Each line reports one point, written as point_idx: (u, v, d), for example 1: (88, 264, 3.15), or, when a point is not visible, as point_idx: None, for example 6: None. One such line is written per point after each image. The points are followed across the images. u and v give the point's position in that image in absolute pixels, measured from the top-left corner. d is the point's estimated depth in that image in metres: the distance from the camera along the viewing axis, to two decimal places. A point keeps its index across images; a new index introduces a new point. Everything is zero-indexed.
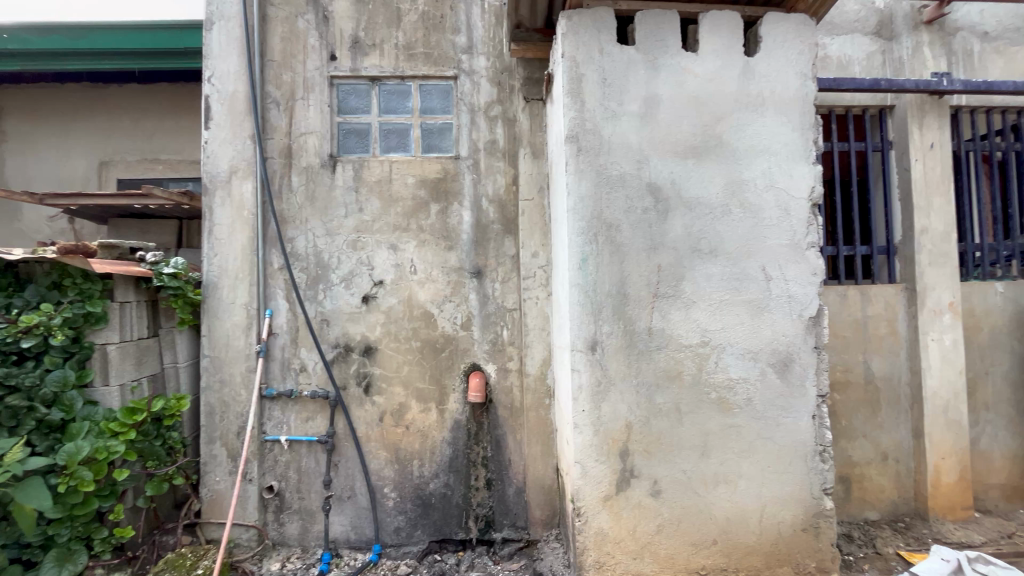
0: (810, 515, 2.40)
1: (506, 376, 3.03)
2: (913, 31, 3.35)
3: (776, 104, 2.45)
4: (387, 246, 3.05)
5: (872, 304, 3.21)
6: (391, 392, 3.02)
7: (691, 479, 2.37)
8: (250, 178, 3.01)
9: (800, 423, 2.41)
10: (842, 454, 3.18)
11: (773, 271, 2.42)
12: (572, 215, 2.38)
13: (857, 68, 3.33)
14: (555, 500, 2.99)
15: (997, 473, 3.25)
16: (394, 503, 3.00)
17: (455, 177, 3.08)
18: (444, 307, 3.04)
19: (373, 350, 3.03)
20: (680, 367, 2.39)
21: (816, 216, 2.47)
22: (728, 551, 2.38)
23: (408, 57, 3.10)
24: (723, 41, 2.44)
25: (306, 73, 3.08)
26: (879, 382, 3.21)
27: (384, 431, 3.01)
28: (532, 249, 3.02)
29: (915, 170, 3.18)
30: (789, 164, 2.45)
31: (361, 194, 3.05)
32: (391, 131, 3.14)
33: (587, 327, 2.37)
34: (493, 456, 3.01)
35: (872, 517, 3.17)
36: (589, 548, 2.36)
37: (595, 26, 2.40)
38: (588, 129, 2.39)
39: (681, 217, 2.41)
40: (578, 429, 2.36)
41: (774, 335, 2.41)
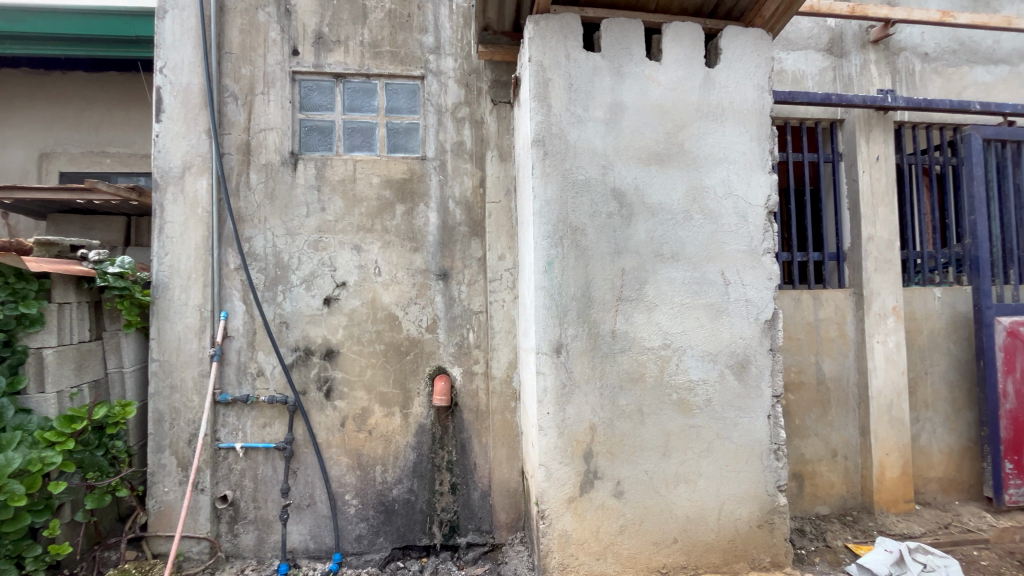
0: (766, 512, 2.49)
1: (472, 379, 3.01)
2: (861, 50, 3.56)
3: (735, 115, 2.53)
4: (351, 247, 2.98)
5: (823, 308, 3.36)
6: (354, 397, 2.95)
7: (653, 480, 2.41)
8: (205, 174, 2.89)
9: (756, 423, 2.49)
10: (795, 452, 3.31)
11: (731, 276, 2.50)
12: (538, 218, 2.39)
13: (811, 82, 3.48)
14: (521, 503, 2.98)
15: (935, 468, 3.46)
16: (356, 510, 2.93)
17: (421, 178, 3.04)
18: (409, 310, 3.00)
19: (335, 353, 2.95)
20: (642, 369, 2.43)
21: (772, 223, 2.57)
22: (688, 549, 2.43)
23: (374, 55, 3.05)
24: (686, 51, 2.51)
25: (267, 67, 2.98)
26: (830, 383, 3.36)
27: (346, 436, 2.93)
28: (499, 252, 3.01)
29: (862, 182, 3.35)
30: (747, 172, 2.54)
31: (324, 194, 2.98)
32: (356, 130, 3.07)
33: (552, 329, 2.38)
34: (458, 460, 2.98)
35: (822, 512, 3.31)
36: (552, 550, 2.37)
37: (562, 32, 2.42)
38: (554, 134, 2.40)
39: (645, 222, 2.46)
40: (543, 432, 2.36)
41: (731, 338, 2.49)
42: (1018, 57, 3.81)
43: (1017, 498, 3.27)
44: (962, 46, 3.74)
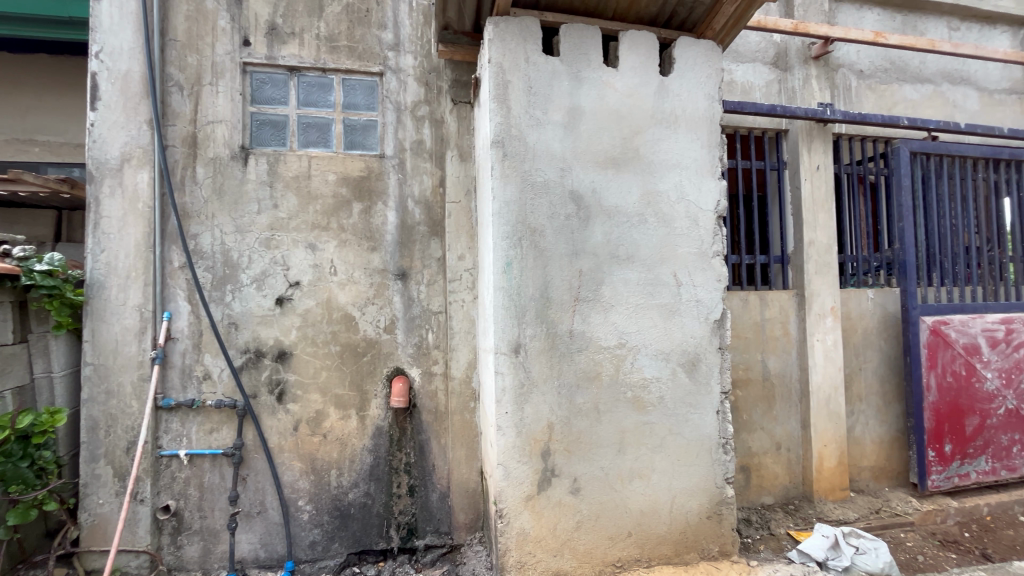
0: (714, 503, 2.60)
1: (431, 380, 2.99)
2: (803, 65, 3.77)
3: (687, 122, 2.63)
4: (305, 245, 2.89)
5: (769, 308, 3.54)
6: (308, 400, 2.86)
7: (608, 476, 2.47)
8: (147, 167, 2.74)
9: (706, 419, 2.60)
10: (743, 445, 3.47)
11: (683, 277, 2.59)
12: (497, 219, 2.40)
13: (758, 94, 3.67)
14: (479, 503, 2.98)
15: (868, 457, 3.70)
16: (309, 516, 2.84)
17: (380, 176, 2.99)
18: (366, 310, 2.94)
19: (287, 355, 2.86)
20: (599, 368, 2.48)
21: (721, 228, 2.69)
22: (642, 542, 2.51)
23: (331, 49, 2.98)
24: (641, 59, 2.58)
25: (215, 57, 2.85)
26: (775, 379, 3.54)
27: (300, 441, 2.85)
28: (459, 252, 3.01)
29: (804, 189, 3.55)
30: (698, 179, 2.64)
31: (277, 190, 2.88)
32: (311, 125, 2.98)
33: (511, 329, 2.40)
34: (416, 461, 2.95)
35: (767, 502, 3.48)
36: (510, 549, 2.38)
37: (521, 35, 2.44)
38: (513, 135, 2.42)
39: (601, 224, 2.52)
40: (501, 431, 2.38)
41: (683, 337, 2.59)
42: (941, 77, 4.14)
43: (938, 483, 3.55)
44: (893, 65, 4.03)
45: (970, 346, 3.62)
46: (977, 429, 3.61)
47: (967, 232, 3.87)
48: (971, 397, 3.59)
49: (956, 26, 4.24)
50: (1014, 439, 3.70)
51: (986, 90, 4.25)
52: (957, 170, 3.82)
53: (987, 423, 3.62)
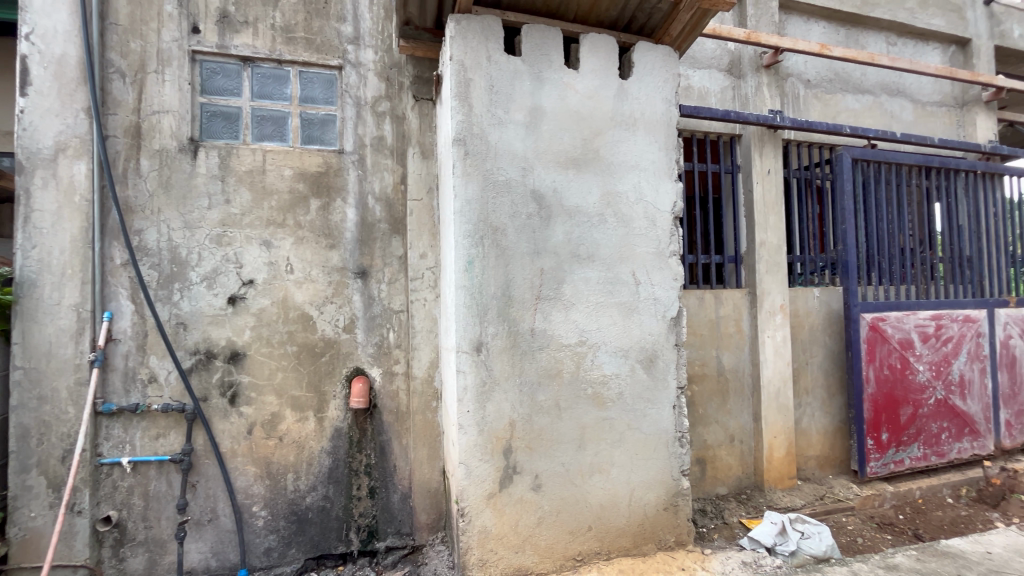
0: (671, 495, 2.68)
1: (392, 380, 2.95)
2: (756, 72, 3.92)
3: (645, 125, 2.70)
4: (260, 242, 2.80)
5: (723, 305, 3.68)
6: (263, 402, 2.77)
7: (569, 471, 2.51)
8: (84, 158, 2.58)
9: (663, 413, 2.68)
10: (699, 439, 3.59)
11: (641, 276, 2.66)
12: (459, 218, 2.39)
13: (713, 99, 3.81)
14: (442, 503, 2.97)
15: (814, 447, 3.91)
16: (264, 522, 2.75)
17: (339, 172, 2.92)
18: (325, 309, 2.87)
19: (241, 356, 2.75)
20: (560, 365, 2.52)
21: (677, 228, 2.78)
22: (601, 535, 2.56)
23: (287, 40, 2.89)
24: (601, 62, 2.63)
25: (161, 44, 2.72)
26: (729, 374, 3.68)
27: (254, 444, 2.75)
28: (421, 250, 2.98)
29: (756, 192, 3.71)
30: (656, 181, 2.72)
31: (229, 185, 2.77)
32: (266, 118, 2.88)
33: (473, 328, 2.40)
34: (377, 463, 2.90)
35: (721, 492, 3.62)
36: (472, 547, 2.38)
37: (483, 34, 2.44)
38: (474, 134, 2.42)
39: (563, 224, 2.55)
40: (463, 429, 2.37)
41: (641, 334, 2.65)
42: (880, 88, 4.41)
43: (876, 469, 3.79)
44: (837, 76, 4.26)
45: (905, 341, 3.88)
46: (911, 418, 3.87)
47: (902, 234, 4.14)
48: (905, 388, 3.85)
49: (894, 41, 4.52)
50: (943, 427, 3.99)
51: (919, 102, 4.56)
52: (894, 176, 4.08)
53: (919, 412, 3.89)
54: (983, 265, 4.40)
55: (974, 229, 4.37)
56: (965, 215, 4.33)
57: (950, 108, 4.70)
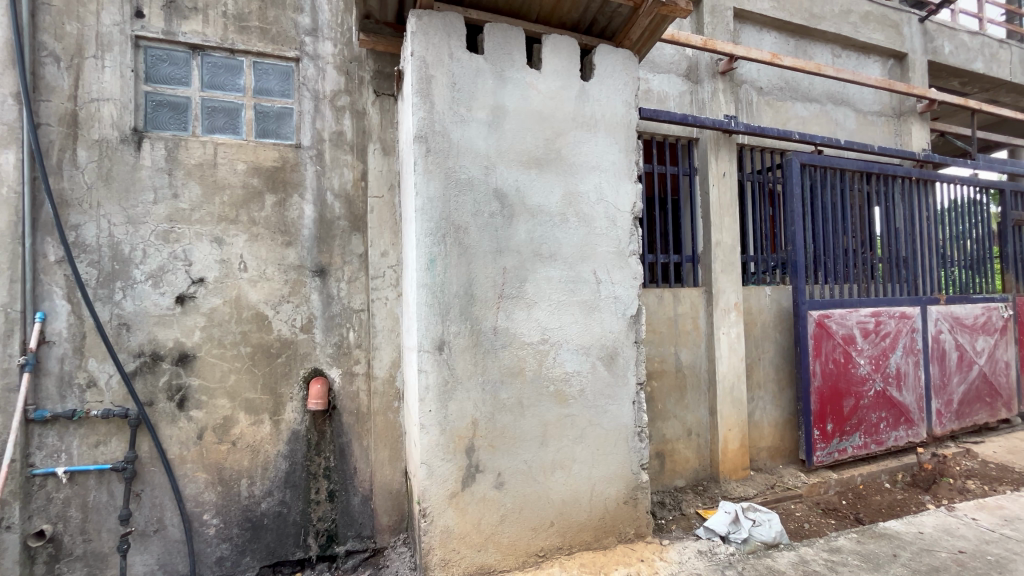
0: (630, 489, 2.75)
1: (352, 381, 2.89)
2: (712, 78, 4.06)
3: (607, 126, 2.75)
4: (210, 239, 2.68)
5: (681, 304, 3.79)
6: (214, 405, 2.66)
7: (531, 468, 2.53)
8: (14, 147, 2.40)
9: (622, 409, 2.74)
10: (658, 433, 3.69)
11: (602, 275, 2.71)
12: (420, 215, 2.37)
13: (672, 103, 3.92)
14: (403, 504, 2.94)
15: (765, 438, 4.09)
16: (216, 530, 2.64)
17: (295, 167, 2.84)
18: (281, 308, 2.78)
19: (190, 358, 2.63)
20: (522, 364, 2.53)
21: (637, 229, 2.85)
22: (563, 530, 2.59)
23: (240, 29, 2.78)
24: (563, 63, 2.66)
25: (101, 27, 2.56)
26: (686, 370, 3.80)
27: (204, 450, 2.64)
28: (381, 248, 2.93)
29: (712, 194, 3.84)
30: (617, 181, 2.78)
31: (176, 178, 2.64)
32: (217, 110, 2.76)
33: (434, 327, 2.39)
34: (336, 465, 2.84)
35: (679, 484, 3.73)
36: (434, 547, 2.37)
37: (445, 30, 2.43)
38: (436, 131, 2.40)
39: (525, 223, 2.57)
40: (424, 429, 2.35)
41: (602, 332, 2.70)
42: (826, 98, 4.66)
43: (822, 458, 4.00)
44: (787, 84, 4.47)
45: (848, 336, 4.11)
46: (853, 409, 4.11)
47: (845, 235, 4.39)
48: (848, 381, 4.09)
49: (839, 53, 4.78)
50: (882, 417, 4.25)
51: (861, 112, 4.84)
52: (838, 181, 4.31)
53: (860, 404, 4.14)
54: (917, 265, 4.71)
55: (909, 232, 4.68)
56: (901, 218, 4.63)
57: (888, 118, 5.01)
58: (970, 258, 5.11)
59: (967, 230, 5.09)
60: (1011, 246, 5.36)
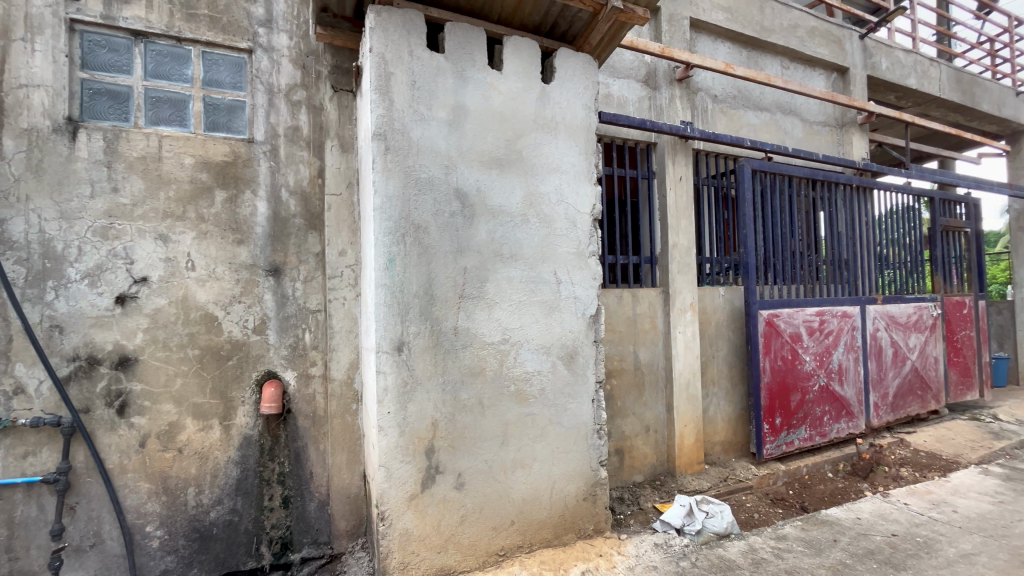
0: (590, 485, 2.80)
1: (308, 383, 2.81)
2: (670, 85, 4.19)
3: (567, 129, 2.79)
4: (154, 236, 2.55)
5: (640, 303, 3.89)
6: (158, 411, 2.53)
7: (491, 468, 2.54)
8: None
9: (582, 407, 2.79)
10: (618, 430, 3.77)
11: (562, 275, 2.75)
12: (379, 214, 2.33)
13: (631, 108, 4.02)
14: (362, 508, 2.89)
15: (719, 433, 4.25)
16: (160, 543, 2.52)
17: (248, 162, 2.73)
18: (231, 309, 2.68)
19: (131, 362, 2.49)
20: (482, 363, 2.53)
21: (596, 230, 2.91)
22: (524, 528, 2.61)
23: (187, 16, 2.66)
24: (524, 65, 2.68)
25: (31, 8, 2.39)
26: (645, 368, 3.91)
27: (148, 458, 2.50)
28: (339, 247, 2.87)
29: (669, 197, 3.96)
30: (576, 183, 2.82)
31: (116, 171, 2.49)
32: (162, 100, 2.62)
33: (393, 328, 2.35)
34: (291, 471, 2.75)
35: (638, 480, 3.83)
36: (392, 551, 2.34)
37: (405, 28, 2.40)
38: (396, 129, 2.37)
39: (486, 223, 2.57)
40: (383, 432, 2.32)
41: (563, 332, 2.74)
42: (775, 107, 4.89)
43: (771, 450, 4.19)
44: (740, 93, 4.66)
45: (795, 334, 4.34)
46: (799, 403, 4.34)
47: (793, 238, 4.62)
48: (795, 377, 4.31)
49: (787, 65, 5.03)
50: (825, 410, 4.50)
51: (808, 121, 5.11)
52: (786, 187, 4.53)
53: (806, 398, 4.37)
54: (857, 267, 5.02)
55: (850, 236, 4.98)
56: (843, 223, 4.92)
57: (832, 128, 5.31)
58: (905, 261, 5.48)
59: (901, 235, 5.45)
60: (939, 250, 5.79)
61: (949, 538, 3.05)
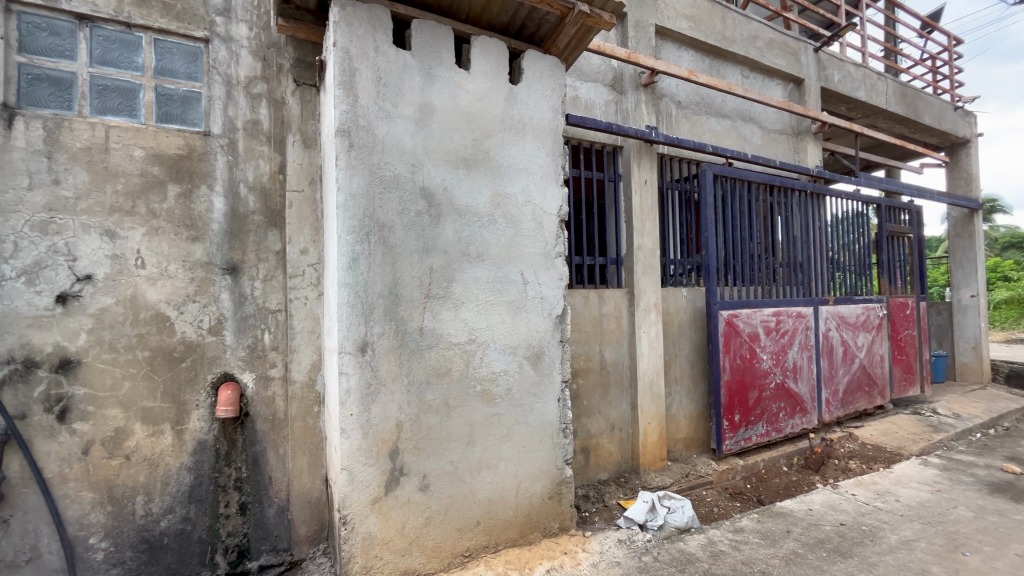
0: (555, 484, 2.83)
1: (267, 385, 2.72)
2: (636, 90, 4.27)
3: (534, 131, 2.81)
4: (100, 231, 2.41)
5: (606, 304, 3.95)
6: (104, 416, 2.40)
7: (457, 469, 2.52)
8: None
9: (548, 406, 2.81)
10: (584, 429, 3.82)
11: (529, 275, 2.77)
12: (342, 212, 2.28)
13: (598, 111, 4.08)
14: (324, 513, 2.82)
15: (681, 430, 4.37)
16: (105, 555, 2.38)
17: (203, 156, 2.63)
18: (185, 309, 2.57)
19: (73, 364, 2.36)
20: (448, 364, 2.52)
21: (563, 231, 2.94)
22: (489, 528, 2.61)
23: (138, 2, 2.53)
24: (491, 65, 2.68)
25: None
26: (610, 367, 3.97)
27: (91, 466, 2.37)
28: (301, 245, 2.79)
29: (635, 199, 4.04)
30: (543, 185, 2.84)
31: (57, 162, 2.35)
32: (110, 89, 2.49)
33: (356, 328, 2.31)
34: (249, 476, 2.66)
35: (603, 477, 3.89)
36: (355, 556, 2.29)
37: (370, 23, 2.36)
38: (360, 126, 2.33)
39: (453, 223, 2.56)
40: (345, 434, 2.27)
41: (529, 332, 2.76)
42: (736, 115, 5.06)
43: (730, 446, 4.33)
44: (702, 100, 4.81)
45: (753, 334, 4.50)
46: (757, 400, 4.50)
47: (751, 241, 4.79)
48: (752, 375, 4.47)
49: (747, 74, 5.22)
50: (781, 406, 4.69)
51: (766, 129, 5.32)
52: (745, 191, 4.70)
53: (763, 395, 4.54)
54: (811, 269, 5.25)
55: (804, 239, 5.21)
56: (798, 227, 5.14)
57: (788, 136, 5.54)
58: (855, 263, 5.77)
59: (852, 239, 5.74)
60: (885, 255, 6.13)
61: (892, 526, 3.23)
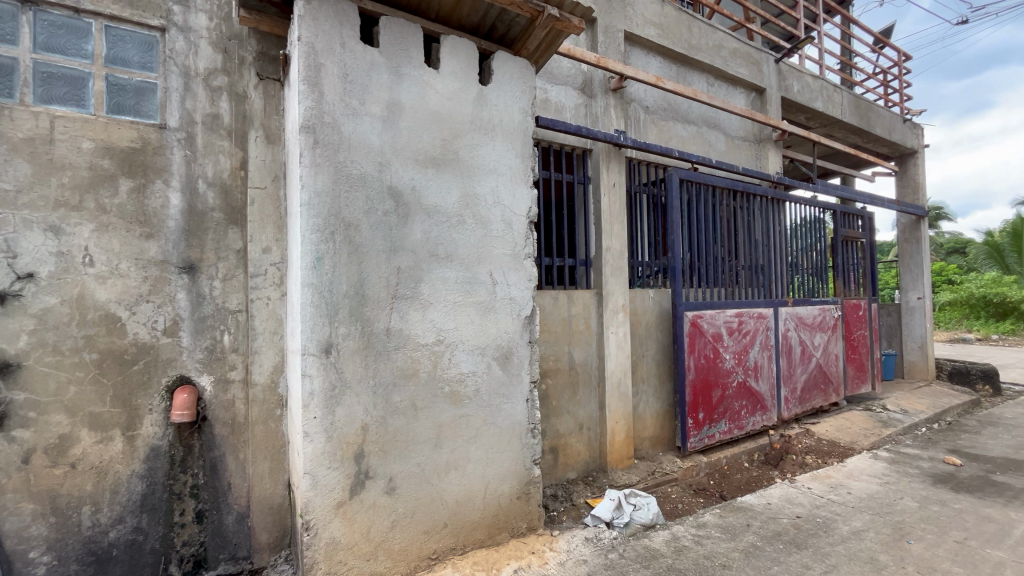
0: (523, 484, 2.84)
1: (226, 389, 2.63)
2: (605, 94, 4.34)
3: (503, 132, 2.82)
4: (44, 227, 2.28)
5: (575, 305, 3.99)
6: (47, 422, 2.26)
7: (424, 471, 2.50)
8: None
9: (517, 407, 2.82)
10: (553, 428, 3.85)
11: (498, 277, 2.77)
12: (306, 211, 2.23)
13: (568, 114, 4.13)
14: (286, 519, 2.75)
15: (648, 428, 4.46)
16: (47, 570, 2.25)
17: (159, 150, 2.52)
18: (137, 309, 2.46)
19: (13, 368, 2.22)
20: (415, 364, 2.49)
21: (531, 232, 2.95)
22: (457, 530, 2.60)
23: None
24: (461, 65, 2.67)
25: None
26: (579, 367, 4.01)
27: (32, 475, 2.23)
28: (264, 244, 2.72)
29: (603, 202, 4.10)
30: (512, 186, 2.85)
31: None
32: (56, 76, 2.36)
33: (321, 329, 2.26)
34: (206, 482, 2.56)
35: (571, 476, 3.93)
36: (318, 562, 2.24)
37: (336, 18, 2.32)
38: (326, 123, 2.28)
39: (421, 223, 2.54)
40: (308, 438, 2.21)
41: (498, 333, 2.77)
42: (701, 121, 5.21)
43: (694, 443, 4.44)
44: (670, 106, 4.93)
45: (716, 334, 4.64)
46: (719, 399, 4.64)
47: (715, 244, 4.93)
48: (715, 374, 4.60)
49: (712, 82, 5.39)
50: (742, 404, 4.84)
51: (729, 136, 5.49)
52: (709, 196, 4.84)
53: (726, 394, 4.68)
54: (771, 271, 5.45)
55: (765, 243, 5.40)
56: (759, 231, 5.33)
57: (751, 143, 5.73)
58: (812, 266, 6.02)
59: (809, 243, 5.99)
60: (840, 258, 6.42)
61: (843, 517, 3.39)
